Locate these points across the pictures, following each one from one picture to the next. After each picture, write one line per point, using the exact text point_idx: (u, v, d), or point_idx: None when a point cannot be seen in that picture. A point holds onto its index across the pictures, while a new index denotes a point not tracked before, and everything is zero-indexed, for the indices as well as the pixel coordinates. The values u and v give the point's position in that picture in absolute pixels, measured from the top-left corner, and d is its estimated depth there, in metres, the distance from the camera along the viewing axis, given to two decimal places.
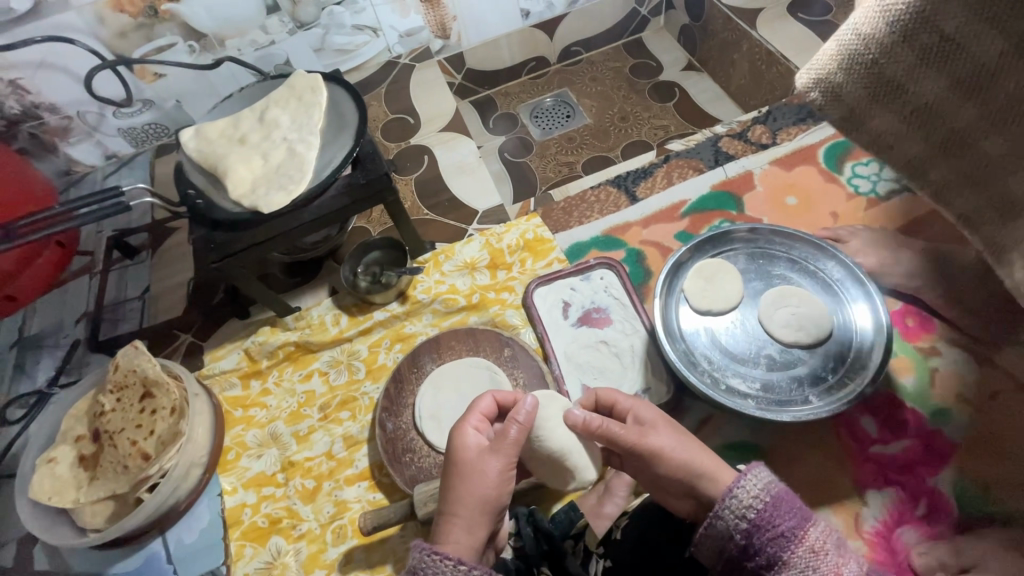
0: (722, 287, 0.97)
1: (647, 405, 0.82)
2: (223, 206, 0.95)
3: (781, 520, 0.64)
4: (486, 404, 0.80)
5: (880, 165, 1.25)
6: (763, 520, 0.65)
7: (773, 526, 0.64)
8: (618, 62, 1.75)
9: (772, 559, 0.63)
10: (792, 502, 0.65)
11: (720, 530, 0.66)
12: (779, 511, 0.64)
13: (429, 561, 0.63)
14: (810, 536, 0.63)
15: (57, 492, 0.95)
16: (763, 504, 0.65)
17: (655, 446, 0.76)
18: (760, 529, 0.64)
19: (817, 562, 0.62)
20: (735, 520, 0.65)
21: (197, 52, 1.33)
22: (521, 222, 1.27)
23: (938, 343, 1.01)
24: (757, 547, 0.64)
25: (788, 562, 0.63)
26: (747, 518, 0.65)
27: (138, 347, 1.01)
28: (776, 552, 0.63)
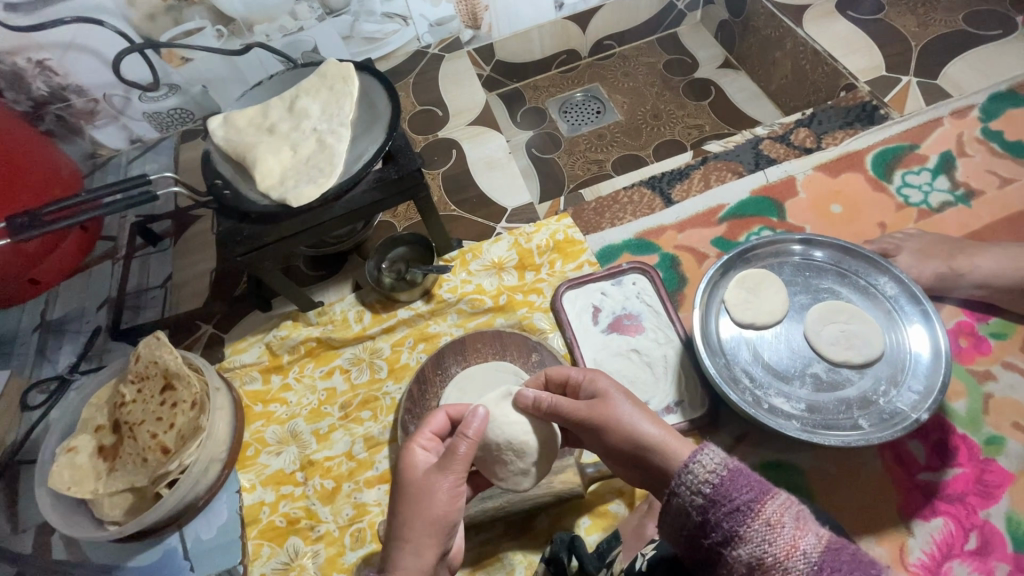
0: (766, 299, 0.93)
1: (597, 376, 0.79)
2: (251, 197, 0.93)
3: (737, 493, 0.59)
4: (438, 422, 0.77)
5: (933, 174, 1.19)
6: (719, 492, 0.60)
7: (729, 499, 0.59)
8: (652, 57, 1.69)
9: (728, 536, 0.58)
10: (753, 477, 0.60)
11: (678, 507, 0.63)
12: (736, 483, 0.60)
13: None
14: (768, 509, 0.57)
15: (76, 481, 0.94)
16: (718, 478, 0.61)
17: (606, 419, 0.74)
18: (714, 502, 0.60)
19: (773, 535, 0.55)
20: (691, 496, 0.62)
21: (225, 37, 1.30)
22: (552, 222, 1.23)
23: (992, 366, 0.96)
24: (713, 523, 0.59)
25: (744, 537, 0.56)
26: (703, 492, 0.61)
27: (160, 338, 0.99)
28: (731, 527, 0.58)
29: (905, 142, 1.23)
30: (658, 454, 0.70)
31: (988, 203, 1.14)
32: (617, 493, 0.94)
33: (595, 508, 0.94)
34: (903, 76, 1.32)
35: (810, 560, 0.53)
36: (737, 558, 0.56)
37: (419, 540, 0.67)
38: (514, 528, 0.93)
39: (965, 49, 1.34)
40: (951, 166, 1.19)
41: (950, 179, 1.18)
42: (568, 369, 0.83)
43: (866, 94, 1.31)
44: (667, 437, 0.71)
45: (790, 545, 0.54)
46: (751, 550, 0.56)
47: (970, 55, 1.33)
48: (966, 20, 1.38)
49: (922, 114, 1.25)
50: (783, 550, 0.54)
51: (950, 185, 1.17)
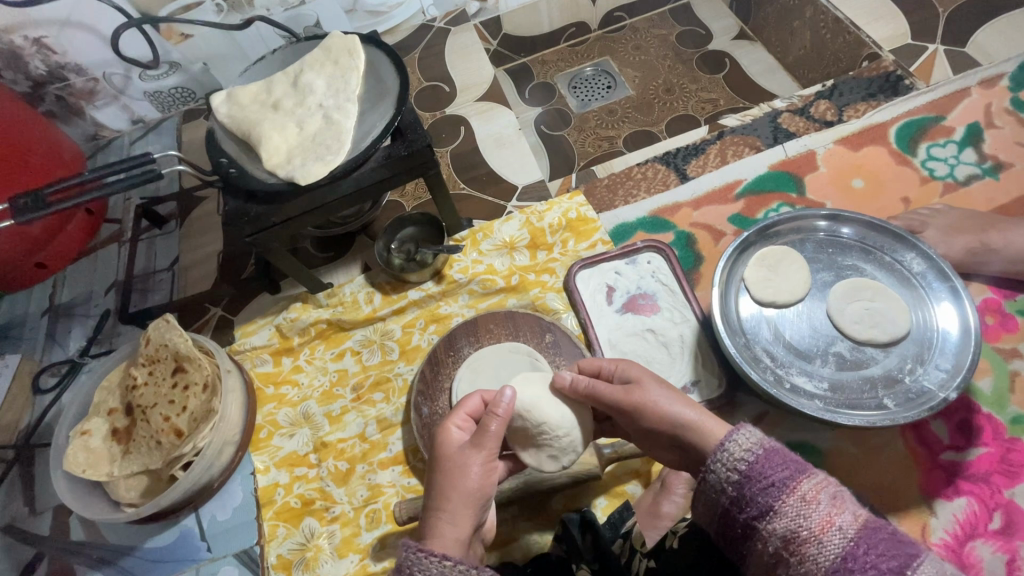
0: (788, 277, 0.90)
1: (628, 365, 0.78)
2: (257, 175, 0.90)
3: (772, 470, 0.58)
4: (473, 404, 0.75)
5: (959, 147, 1.15)
6: (753, 468, 0.59)
7: (764, 476, 0.58)
8: (664, 28, 1.63)
9: (762, 512, 0.56)
10: (790, 457, 0.59)
11: (712, 484, 0.61)
12: (772, 461, 0.58)
13: (415, 558, 0.60)
14: (804, 486, 0.56)
15: (91, 464, 0.94)
16: (753, 456, 0.59)
17: (644, 404, 0.72)
18: (747, 478, 0.59)
19: (808, 511, 0.54)
20: (726, 473, 0.60)
21: (225, 12, 1.27)
22: (564, 201, 1.20)
23: (1019, 344, 0.93)
24: (748, 500, 0.58)
25: (779, 512, 0.55)
26: (738, 471, 0.60)
27: (169, 321, 0.98)
28: (767, 503, 0.56)
29: (930, 114, 1.19)
30: (695, 434, 0.68)
31: (1017, 176, 1.10)
32: (633, 474, 0.93)
33: (611, 488, 0.93)
34: (930, 44, 1.27)
35: (845, 536, 0.52)
36: (770, 533, 0.56)
37: (454, 511, 0.66)
38: (530, 509, 0.93)
39: (995, 15, 1.28)
40: (979, 138, 1.15)
41: (977, 152, 1.14)
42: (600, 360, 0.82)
43: (890, 64, 1.26)
44: (706, 418, 0.69)
45: (826, 521, 0.53)
46: (785, 525, 0.55)
47: (1000, 21, 1.27)
48: None
49: (949, 84, 1.20)
50: (818, 525, 0.53)
51: (978, 158, 1.13)
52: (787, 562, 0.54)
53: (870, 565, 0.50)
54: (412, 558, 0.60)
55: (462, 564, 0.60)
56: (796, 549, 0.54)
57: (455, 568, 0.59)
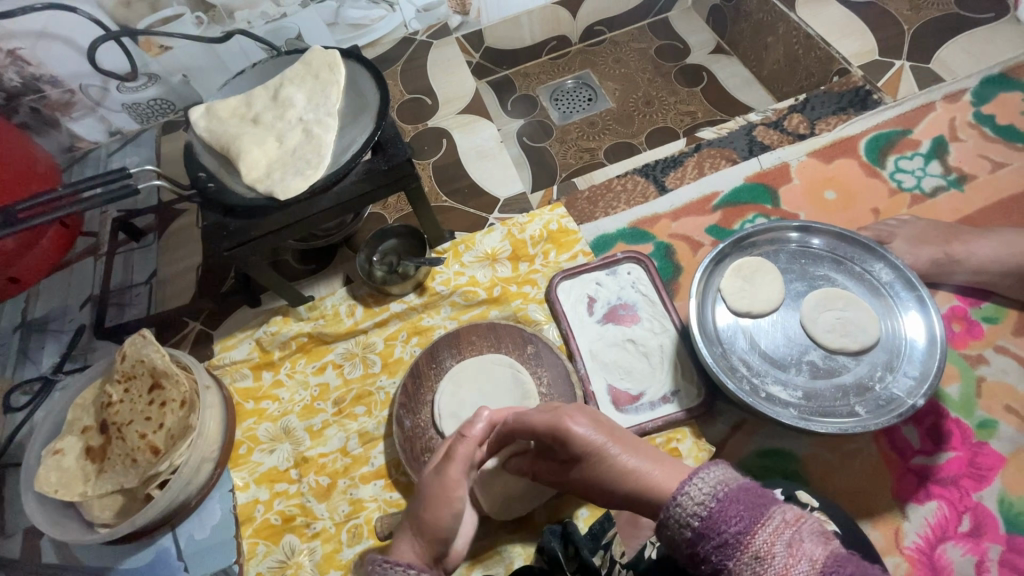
0: (762, 288, 0.92)
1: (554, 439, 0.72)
2: (236, 189, 0.90)
3: (726, 523, 0.51)
4: (479, 427, 0.77)
5: (925, 160, 1.19)
6: (708, 520, 0.53)
7: (717, 531, 0.52)
8: (643, 43, 1.67)
9: (718, 569, 0.51)
10: (748, 503, 0.52)
11: (671, 538, 0.56)
12: (725, 512, 0.52)
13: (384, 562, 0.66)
14: (758, 538, 0.49)
15: (64, 484, 0.92)
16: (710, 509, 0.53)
17: (603, 469, 0.67)
18: (701, 532, 0.53)
19: (762, 567, 0.48)
20: (681, 527, 0.55)
21: (205, 25, 1.27)
22: (545, 212, 1.22)
23: (985, 350, 0.97)
24: (705, 556, 0.52)
25: (733, 570, 0.50)
26: (693, 525, 0.54)
27: (146, 336, 0.97)
28: (721, 559, 0.51)
29: (898, 128, 1.23)
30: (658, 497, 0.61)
31: (980, 187, 1.14)
32: None
33: (593, 499, 0.93)
34: (897, 60, 1.32)
35: None
36: None
37: None
38: (512, 521, 0.93)
39: (959, 32, 1.33)
40: (944, 151, 1.19)
41: (943, 164, 1.18)
42: (534, 419, 0.76)
43: (859, 79, 1.30)
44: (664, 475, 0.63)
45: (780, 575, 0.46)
46: None
47: (963, 37, 1.32)
48: (959, 2, 1.37)
49: (915, 100, 1.25)
50: None
51: (943, 170, 1.17)
52: None
53: None
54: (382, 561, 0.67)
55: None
56: None
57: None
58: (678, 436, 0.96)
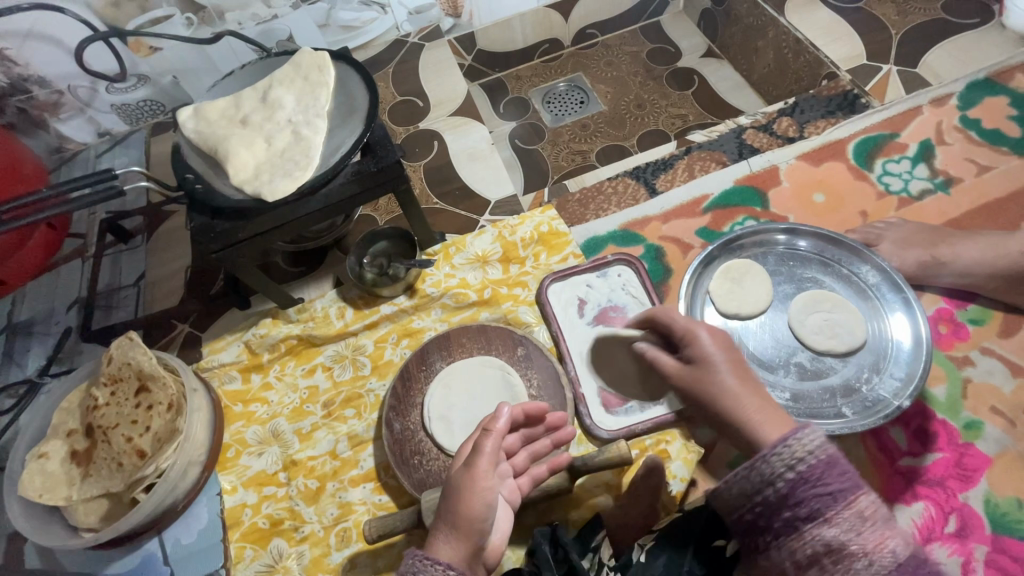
0: (751, 290, 0.93)
1: (697, 335, 0.82)
2: (224, 190, 0.89)
3: (834, 479, 0.60)
4: (502, 419, 0.72)
5: (913, 163, 1.20)
6: (804, 471, 0.60)
7: (824, 483, 0.60)
8: (635, 46, 1.68)
9: (812, 514, 0.59)
10: (846, 467, 0.61)
11: (756, 478, 0.62)
12: (836, 471, 0.60)
13: (421, 565, 0.63)
14: (863, 501, 0.59)
15: (48, 488, 0.92)
16: (824, 459, 0.61)
17: (701, 383, 0.78)
18: (841, 488, 0.60)
19: (865, 528, 0.58)
20: (782, 468, 0.61)
21: (194, 26, 1.26)
22: (536, 214, 1.22)
23: (971, 352, 0.97)
24: (798, 498, 0.60)
25: (831, 521, 0.59)
26: (795, 468, 0.61)
27: (133, 339, 0.96)
28: (817, 506, 0.59)
29: (886, 131, 1.24)
30: (744, 429, 0.72)
31: (967, 191, 1.15)
32: (604, 486, 0.93)
33: (582, 501, 0.93)
34: (884, 64, 1.33)
35: (894, 558, 0.56)
36: (813, 536, 0.59)
37: None
38: None
39: (945, 37, 1.34)
40: (931, 154, 1.20)
41: (930, 167, 1.19)
42: (675, 316, 0.86)
43: (847, 83, 1.31)
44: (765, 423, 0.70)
45: (880, 542, 0.57)
46: (835, 534, 0.58)
47: (950, 42, 1.33)
48: (946, 8, 1.39)
49: (902, 103, 1.26)
50: (873, 543, 0.57)
51: (930, 174, 1.18)
52: (821, 565, 0.58)
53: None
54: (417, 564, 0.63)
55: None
56: (838, 557, 0.57)
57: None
58: (666, 438, 0.97)
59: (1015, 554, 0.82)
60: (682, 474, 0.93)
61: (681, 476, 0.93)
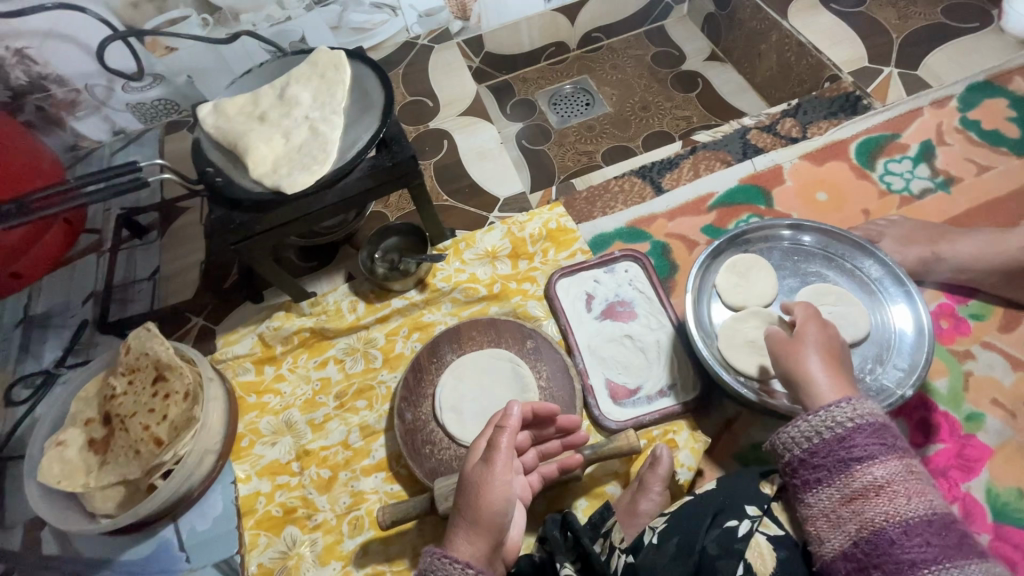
0: (756, 284, 0.95)
1: (812, 323, 0.79)
2: (243, 184, 0.92)
3: (889, 437, 0.65)
4: (517, 416, 0.71)
5: (913, 163, 1.22)
6: (863, 422, 0.66)
7: (881, 437, 0.65)
8: (640, 50, 1.72)
9: (866, 457, 0.64)
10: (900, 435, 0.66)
11: (818, 421, 0.67)
12: (891, 430, 0.65)
13: (438, 564, 0.66)
14: (911, 462, 0.64)
15: (66, 476, 0.93)
16: (878, 418, 0.66)
17: (787, 346, 0.77)
18: (890, 439, 0.65)
19: (913, 480, 0.62)
20: (844, 417, 0.66)
21: (210, 26, 1.29)
22: (544, 211, 1.24)
23: (972, 346, 0.99)
24: (855, 443, 0.65)
25: (883, 467, 0.63)
26: (856, 419, 0.66)
27: (150, 329, 0.99)
28: (872, 453, 0.64)
29: (887, 132, 1.26)
30: (805, 387, 0.72)
31: (967, 190, 1.18)
32: (612, 475, 0.95)
33: (591, 490, 0.95)
34: (885, 67, 1.36)
35: (934, 510, 0.60)
36: (864, 474, 0.63)
37: None
38: None
39: (945, 41, 1.37)
40: (932, 154, 1.23)
41: (930, 167, 1.21)
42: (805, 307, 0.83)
43: (849, 85, 1.34)
44: (829, 389, 0.71)
45: (922, 492, 0.61)
46: (885, 478, 0.62)
47: (949, 46, 1.36)
48: (945, 12, 1.42)
49: (903, 105, 1.29)
50: (916, 493, 0.61)
51: (931, 173, 1.21)
52: (865, 501, 0.62)
53: (938, 532, 0.59)
54: (437, 563, 0.66)
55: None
56: (883, 495, 0.62)
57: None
58: (674, 429, 0.98)
59: (1017, 542, 0.84)
60: (690, 463, 0.94)
61: (689, 465, 0.94)
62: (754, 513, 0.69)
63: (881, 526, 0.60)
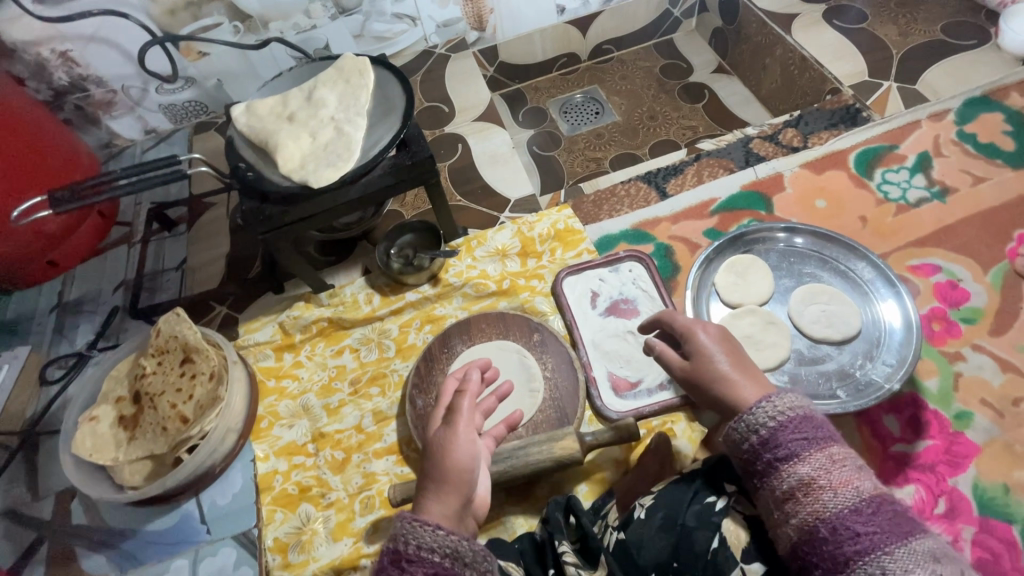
0: (753, 283, 1.00)
1: (695, 333, 0.86)
2: (273, 179, 0.98)
3: (809, 429, 0.68)
4: (474, 381, 0.81)
5: (911, 173, 1.26)
6: (784, 421, 0.69)
7: (801, 430, 0.68)
8: (648, 62, 1.78)
9: (791, 455, 0.67)
10: (823, 425, 0.69)
11: (745, 425, 0.71)
12: (810, 422, 0.68)
13: (410, 527, 0.65)
14: (835, 451, 0.66)
15: (97, 449, 0.99)
16: (798, 415, 0.69)
17: (696, 374, 0.82)
18: (812, 434, 0.67)
19: (834, 469, 0.65)
20: (765, 418, 0.70)
21: (241, 33, 1.37)
22: (553, 213, 1.30)
23: (963, 348, 1.03)
24: (779, 442, 0.68)
25: (807, 460, 0.66)
26: (776, 418, 0.70)
27: (179, 314, 1.04)
28: (796, 449, 0.67)
29: (886, 143, 1.31)
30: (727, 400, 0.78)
31: (962, 199, 1.22)
32: (612, 462, 1.00)
33: (592, 476, 0.99)
34: (885, 81, 1.40)
35: (858, 495, 0.62)
36: (791, 472, 0.66)
37: (445, 485, 0.71)
38: (516, 495, 0.99)
39: (945, 57, 1.42)
40: (928, 165, 1.27)
41: (927, 177, 1.26)
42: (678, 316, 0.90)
43: (850, 98, 1.39)
44: (753, 393, 0.76)
45: (845, 481, 0.63)
46: (809, 471, 0.65)
47: (948, 62, 1.41)
48: (945, 30, 1.47)
49: (902, 117, 1.33)
50: (839, 481, 0.63)
51: (927, 183, 1.25)
52: (796, 499, 0.64)
53: (868, 518, 0.60)
54: (408, 527, 0.65)
55: (454, 534, 0.65)
56: (810, 490, 0.64)
57: (447, 536, 0.65)
58: (673, 419, 1.03)
59: (1001, 535, 0.87)
60: (687, 452, 0.99)
61: (686, 453, 0.99)
62: (732, 490, 0.72)
63: (813, 523, 0.62)
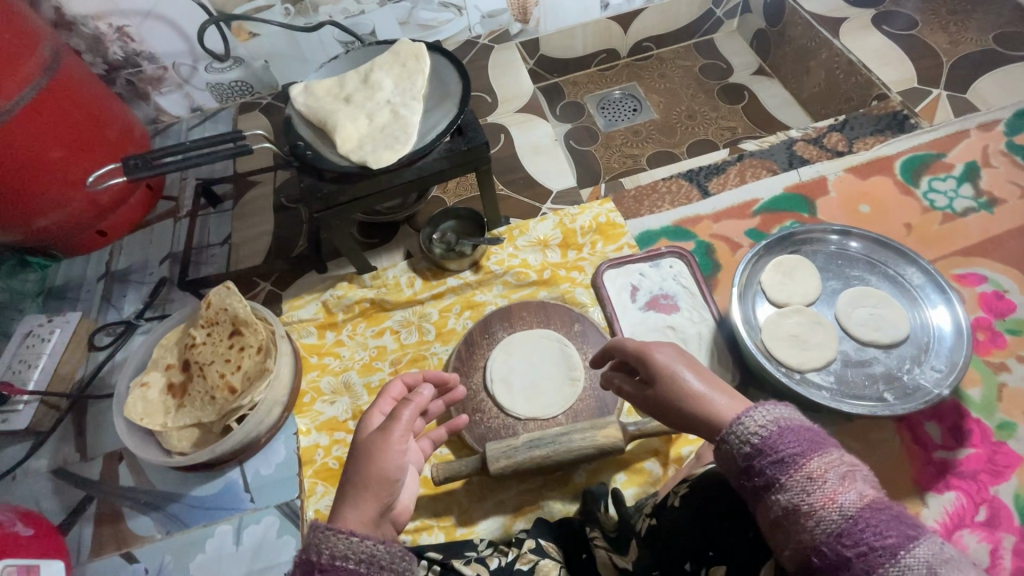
0: (800, 283, 1.00)
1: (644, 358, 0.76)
2: (331, 158, 1.00)
3: (786, 445, 0.57)
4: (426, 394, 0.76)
5: (958, 182, 1.26)
6: (756, 444, 0.58)
7: (775, 450, 0.57)
8: (688, 60, 1.78)
9: (769, 482, 0.56)
10: (805, 435, 0.57)
11: (726, 452, 0.61)
12: (785, 437, 0.57)
13: (327, 537, 0.60)
14: (814, 463, 0.55)
15: (147, 414, 1.02)
16: (770, 431, 0.58)
17: (660, 402, 0.73)
18: (788, 452, 0.56)
19: (813, 487, 0.54)
20: (739, 444, 0.60)
21: (292, 15, 1.39)
22: (595, 206, 1.31)
23: (1007, 359, 1.03)
24: (758, 469, 0.58)
25: (784, 486, 0.55)
26: (751, 442, 0.59)
27: (230, 288, 1.05)
28: (773, 475, 0.56)
29: (932, 151, 1.30)
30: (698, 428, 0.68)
31: (1010, 210, 1.21)
32: (651, 453, 1.01)
33: (630, 464, 1.01)
34: (934, 89, 1.39)
35: (845, 513, 0.51)
36: (774, 502, 0.55)
37: None
38: (553, 480, 1.01)
39: (996, 66, 1.40)
40: (976, 175, 1.26)
41: (974, 187, 1.25)
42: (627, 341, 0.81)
43: (897, 104, 1.38)
44: (729, 409, 0.66)
45: (829, 498, 0.53)
46: (789, 498, 0.54)
47: (999, 72, 1.39)
48: (996, 39, 1.45)
49: (948, 126, 1.33)
50: (821, 500, 0.53)
51: (974, 193, 1.24)
52: (785, 531, 0.54)
53: (863, 540, 0.50)
54: (321, 538, 0.60)
55: (370, 539, 0.61)
56: (795, 520, 0.54)
57: (362, 541, 0.60)
58: None
59: None
60: None
61: None
62: None
63: (807, 557, 0.52)
